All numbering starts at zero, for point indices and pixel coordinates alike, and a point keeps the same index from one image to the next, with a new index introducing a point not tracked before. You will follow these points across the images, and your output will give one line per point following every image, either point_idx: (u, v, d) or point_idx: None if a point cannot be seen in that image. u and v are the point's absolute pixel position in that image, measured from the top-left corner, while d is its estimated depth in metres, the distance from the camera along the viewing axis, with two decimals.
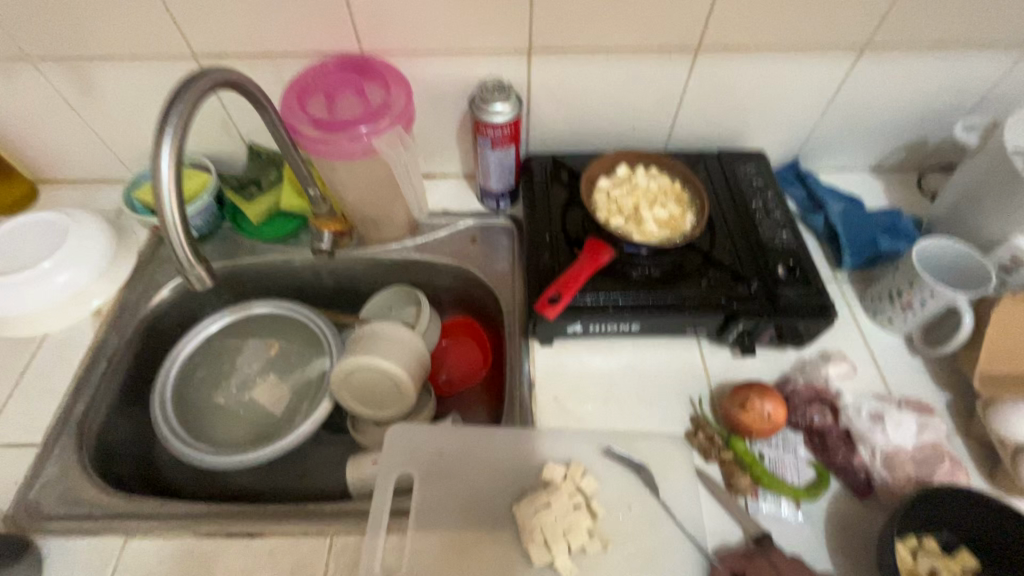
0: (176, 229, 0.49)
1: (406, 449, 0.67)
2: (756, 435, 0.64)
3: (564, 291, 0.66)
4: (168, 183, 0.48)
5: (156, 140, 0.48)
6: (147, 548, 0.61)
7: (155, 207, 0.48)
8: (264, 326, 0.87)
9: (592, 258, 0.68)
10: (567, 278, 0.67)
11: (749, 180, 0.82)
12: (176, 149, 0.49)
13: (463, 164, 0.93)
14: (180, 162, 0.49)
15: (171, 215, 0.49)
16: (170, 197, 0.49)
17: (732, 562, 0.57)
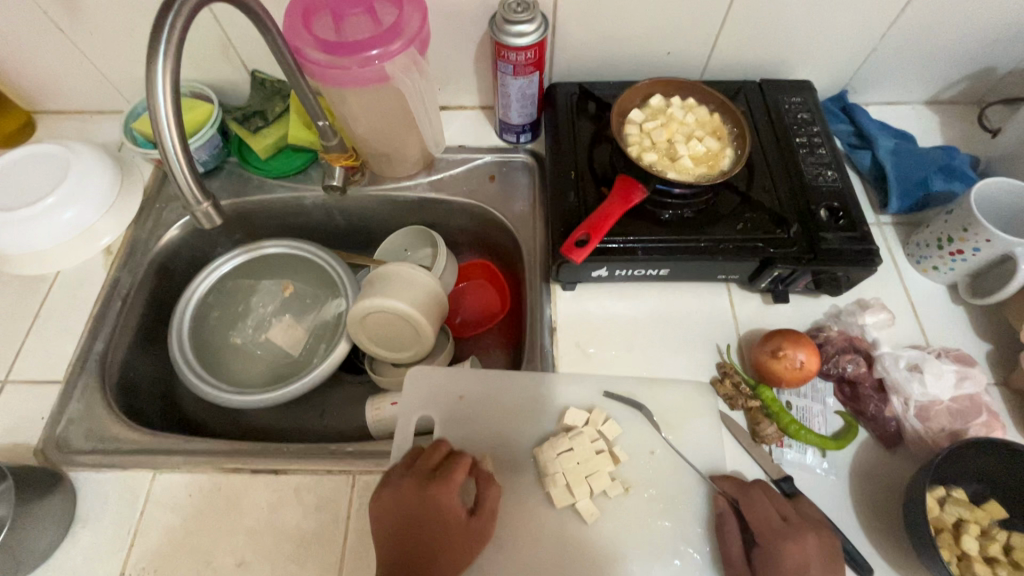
0: (178, 160, 0.46)
1: (426, 391, 0.66)
2: (786, 384, 0.62)
3: (594, 233, 0.62)
4: (166, 110, 0.44)
5: (149, 61, 0.44)
6: (175, 482, 0.62)
7: (154, 137, 0.44)
8: (277, 267, 0.85)
9: (624, 195, 0.63)
10: (596, 218, 0.63)
11: (794, 113, 0.75)
12: (171, 71, 0.44)
13: (480, 95, 0.87)
14: (177, 88, 0.45)
15: (172, 145, 0.45)
16: (169, 125, 0.44)
17: (728, 487, 0.58)
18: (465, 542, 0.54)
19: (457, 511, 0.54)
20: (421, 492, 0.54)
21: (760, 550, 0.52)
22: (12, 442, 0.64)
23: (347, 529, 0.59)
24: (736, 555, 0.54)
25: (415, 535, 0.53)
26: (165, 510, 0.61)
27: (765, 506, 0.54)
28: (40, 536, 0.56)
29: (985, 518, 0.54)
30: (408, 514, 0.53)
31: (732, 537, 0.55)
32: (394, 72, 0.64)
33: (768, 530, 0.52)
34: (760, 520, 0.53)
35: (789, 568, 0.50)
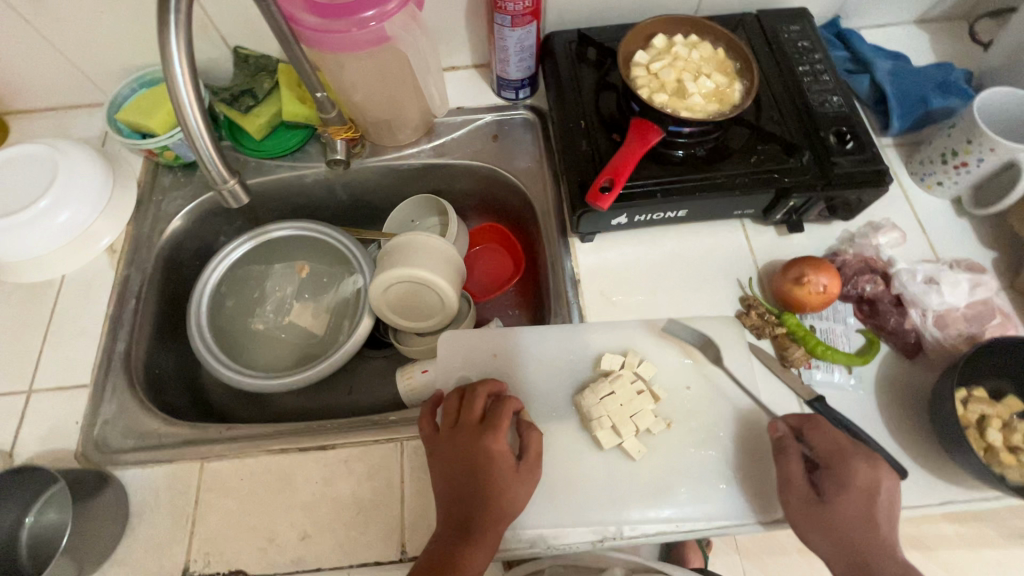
0: (204, 140, 0.44)
1: (461, 353, 0.67)
2: (809, 308, 0.64)
3: (616, 178, 0.62)
4: (186, 91, 0.42)
5: (162, 33, 0.41)
6: (224, 468, 0.62)
7: (177, 120, 0.43)
8: (287, 249, 0.84)
9: (641, 137, 0.63)
10: (616, 163, 0.62)
11: (795, 42, 0.74)
12: (184, 45, 0.42)
13: (473, 53, 0.84)
14: (193, 65, 0.42)
15: (197, 126, 0.43)
16: (191, 102, 0.43)
17: (789, 420, 0.59)
18: (516, 483, 0.55)
19: (503, 451, 0.56)
20: (469, 437, 0.56)
21: (833, 471, 0.53)
22: (49, 449, 0.63)
23: (402, 493, 0.60)
24: (797, 479, 0.54)
25: (466, 478, 0.55)
26: (219, 496, 0.61)
27: (832, 434, 0.56)
28: (99, 535, 0.56)
29: (1005, 412, 0.57)
30: (459, 458, 0.55)
31: (791, 457, 0.56)
32: (395, 31, 0.62)
33: (833, 450, 0.55)
34: (828, 443, 0.55)
35: (862, 487, 0.52)
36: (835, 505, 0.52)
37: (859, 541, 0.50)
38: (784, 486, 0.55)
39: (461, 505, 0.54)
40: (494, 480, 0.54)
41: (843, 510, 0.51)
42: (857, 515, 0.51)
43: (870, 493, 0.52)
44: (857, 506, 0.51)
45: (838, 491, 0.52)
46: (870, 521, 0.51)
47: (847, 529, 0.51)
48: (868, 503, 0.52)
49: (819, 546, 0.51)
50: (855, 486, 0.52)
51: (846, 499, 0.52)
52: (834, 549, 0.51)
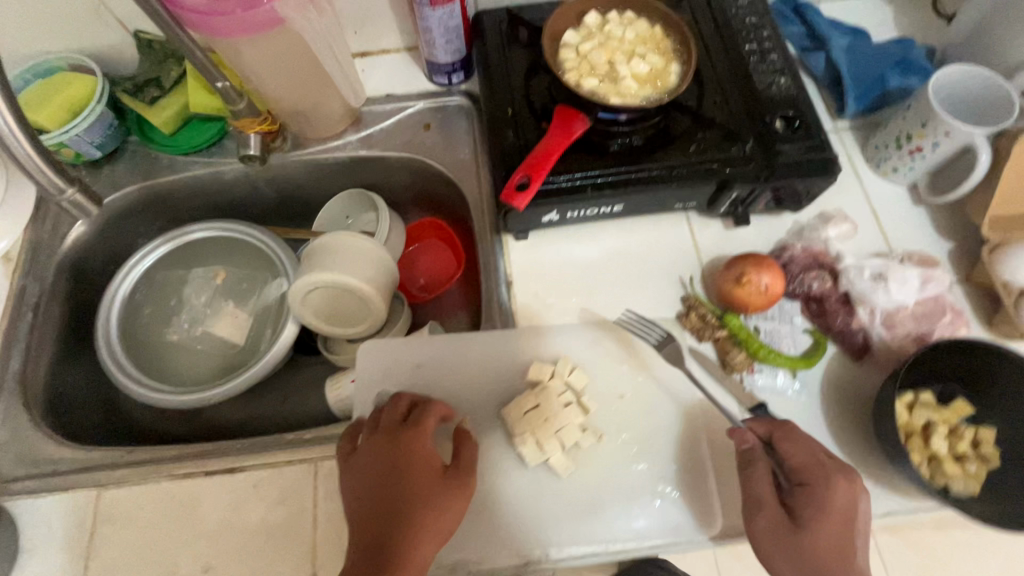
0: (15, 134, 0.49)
1: (384, 365, 0.62)
2: (751, 309, 0.60)
3: (534, 174, 0.57)
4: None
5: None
6: (123, 496, 0.58)
7: None
8: (206, 253, 0.78)
9: (565, 130, 0.58)
10: (536, 158, 0.58)
11: (743, 18, 0.68)
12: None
13: (402, 34, 0.78)
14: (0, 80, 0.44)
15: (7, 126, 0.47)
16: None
17: (760, 427, 0.53)
18: (442, 494, 0.50)
19: (426, 457, 0.52)
20: (390, 440, 0.53)
21: (810, 491, 0.49)
22: None
23: (315, 517, 0.57)
24: (767, 497, 0.50)
25: (385, 494, 0.50)
26: (119, 526, 0.57)
27: (804, 449, 0.51)
28: None
29: (951, 417, 0.54)
30: (381, 464, 0.51)
31: (759, 473, 0.51)
32: (288, 13, 0.55)
33: (807, 465, 0.50)
34: (804, 457, 0.51)
35: (839, 506, 0.48)
36: (809, 535, 0.47)
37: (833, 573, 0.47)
38: (754, 508, 0.50)
39: (386, 518, 0.49)
40: (415, 489, 0.50)
41: (819, 542, 0.47)
42: (834, 545, 0.47)
43: (846, 517, 0.48)
44: (832, 532, 0.48)
45: (814, 517, 0.48)
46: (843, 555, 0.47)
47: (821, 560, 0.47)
48: (843, 531, 0.48)
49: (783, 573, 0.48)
50: (832, 509, 0.48)
51: (823, 525, 0.48)
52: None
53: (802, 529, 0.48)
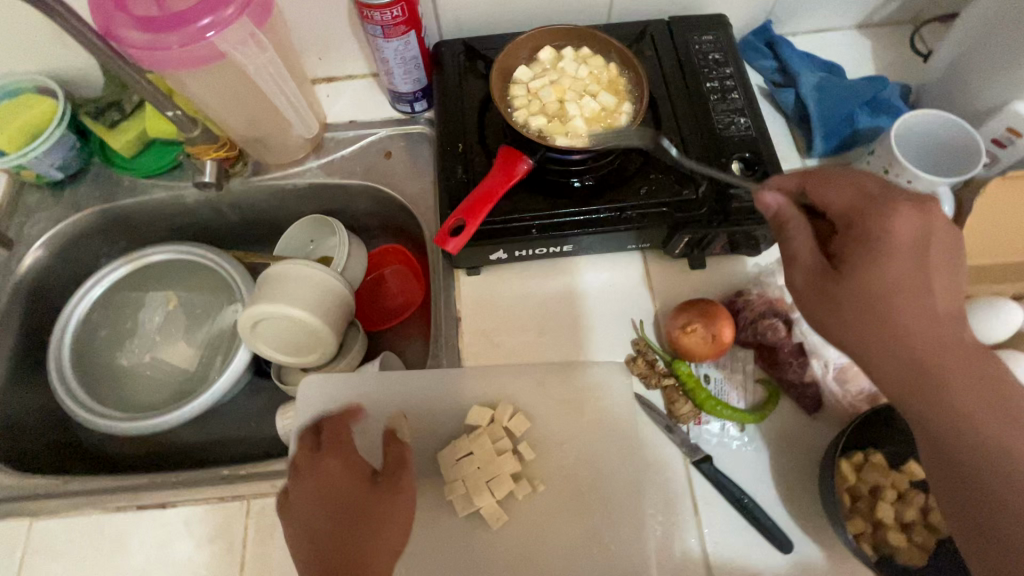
0: None
1: (324, 401, 0.61)
2: (701, 358, 0.58)
3: (470, 218, 0.56)
4: None
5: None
6: (54, 528, 0.57)
7: None
8: (165, 276, 0.78)
9: (505, 172, 0.56)
10: (472, 201, 0.56)
11: (706, 54, 0.67)
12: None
13: (367, 60, 0.77)
14: None
15: None
16: None
17: (786, 179, 0.44)
18: (385, 501, 0.49)
19: (358, 473, 0.50)
20: (314, 473, 0.50)
21: (857, 231, 0.39)
22: None
23: (243, 558, 0.56)
24: (805, 253, 0.41)
25: (329, 524, 0.47)
26: (47, 558, 0.56)
27: (845, 187, 0.41)
28: None
29: (901, 481, 0.52)
30: (314, 502, 0.48)
31: (797, 230, 0.41)
32: (228, 48, 0.55)
33: (851, 207, 0.40)
34: (848, 198, 0.40)
35: (905, 237, 0.38)
36: (870, 272, 0.38)
37: (924, 347, 0.37)
38: (787, 265, 0.42)
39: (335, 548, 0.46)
40: (357, 511, 0.48)
41: (906, 305, 0.38)
42: (916, 286, 0.38)
43: (920, 242, 0.38)
44: (897, 271, 0.38)
45: (875, 261, 0.38)
46: (938, 320, 0.38)
47: (908, 330, 0.38)
48: (932, 311, 0.38)
49: (880, 383, 0.39)
50: (897, 244, 0.38)
51: (885, 265, 0.38)
52: (899, 366, 0.38)
53: (850, 274, 0.39)
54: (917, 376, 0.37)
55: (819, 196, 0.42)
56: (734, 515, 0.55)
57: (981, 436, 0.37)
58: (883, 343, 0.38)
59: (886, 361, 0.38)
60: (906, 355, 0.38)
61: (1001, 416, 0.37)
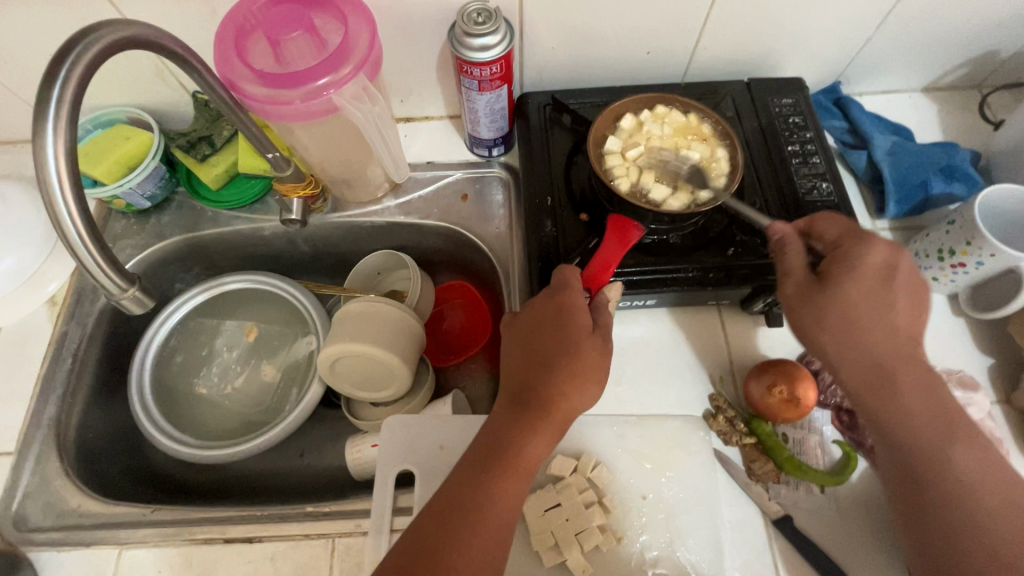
0: (79, 232, 0.40)
1: (406, 442, 0.63)
2: (781, 419, 0.59)
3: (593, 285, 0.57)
4: (58, 172, 0.38)
5: (36, 156, 0.38)
6: (143, 558, 0.59)
7: (48, 208, 0.39)
8: (240, 304, 0.80)
9: (620, 238, 0.58)
10: (592, 267, 0.57)
11: (786, 118, 0.70)
12: (67, 174, 0.39)
13: (447, 104, 0.80)
14: (72, 144, 0.39)
15: (70, 217, 0.39)
16: (64, 190, 0.39)
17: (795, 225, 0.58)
18: (586, 351, 0.50)
19: (574, 286, 0.53)
20: (547, 295, 0.53)
21: (840, 253, 0.53)
22: None
23: None
24: (796, 266, 0.54)
25: (533, 335, 0.51)
26: None
27: (835, 226, 0.55)
28: None
29: None
30: (532, 317, 0.52)
31: (790, 250, 0.55)
32: (343, 103, 0.57)
33: (838, 238, 0.54)
34: (835, 231, 0.55)
35: (874, 264, 0.51)
36: (841, 286, 0.51)
37: (879, 350, 0.50)
38: (783, 278, 0.54)
39: (533, 380, 0.49)
40: (560, 329, 0.51)
41: (869, 314, 0.50)
42: (877, 302, 0.50)
43: (885, 271, 0.51)
44: (867, 282, 0.51)
45: (848, 277, 0.51)
46: (893, 332, 0.50)
47: (867, 333, 0.50)
48: (888, 320, 0.50)
49: (843, 372, 0.51)
50: (864, 267, 0.51)
51: (850, 282, 0.51)
52: (860, 359, 0.50)
53: (829, 281, 0.51)
54: (875, 372, 0.50)
55: (817, 233, 0.56)
56: None
57: (911, 413, 0.49)
58: (841, 337, 0.50)
59: (849, 354, 0.51)
60: (863, 352, 0.50)
61: (935, 413, 0.49)
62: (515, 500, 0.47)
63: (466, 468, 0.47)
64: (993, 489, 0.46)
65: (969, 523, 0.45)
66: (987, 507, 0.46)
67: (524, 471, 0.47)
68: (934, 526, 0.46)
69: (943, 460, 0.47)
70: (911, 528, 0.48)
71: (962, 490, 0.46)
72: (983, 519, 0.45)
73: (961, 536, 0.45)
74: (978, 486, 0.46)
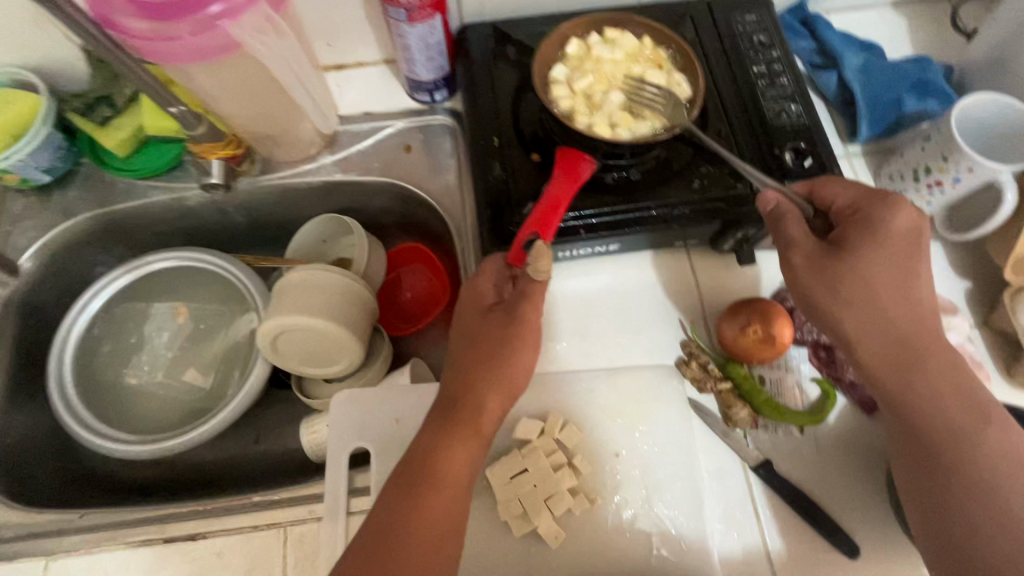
0: None
1: (358, 419, 0.57)
2: (758, 359, 0.55)
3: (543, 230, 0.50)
4: None
5: None
6: (73, 567, 0.53)
7: None
8: (169, 285, 0.73)
9: (569, 175, 0.52)
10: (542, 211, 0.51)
11: (750, 35, 0.63)
12: None
13: (380, 45, 0.71)
14: None
15: None
16: None
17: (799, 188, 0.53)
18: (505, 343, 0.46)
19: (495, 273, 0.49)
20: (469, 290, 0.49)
21: (860, 217, 0.49)
22: None
23: None
24: (802, 236, 0.49)
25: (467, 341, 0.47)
26: None
27: (848, 189, 0.51)
28: None
29: None
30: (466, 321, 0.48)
31: (790, 220, 0.50)
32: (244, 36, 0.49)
33: (852, 203, 0.50)
34: (850, 193, 0.50)
35: (902, 231, 0.48)
36: (858, 255, 0.48)
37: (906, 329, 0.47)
38: (786, 250, 0.50)
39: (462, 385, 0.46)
40: (477, 324, 0.48)
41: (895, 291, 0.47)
42: (901, 269, 0.48)
43: (910, 236, 0.48)
44: (895, 248, 0.48)
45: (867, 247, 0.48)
46: (914, 296, 0.48)
47: (890, 311, 0.47)
48: (915, 297, 0.48)
49: (864, 346, 0.48)
50: (892, 234, 0.48)
51: (872, 252, 0.48)
52: (881, 335, 0.47)
53: (849, 250, 0.48)
54: (897, 352, 0.47)
55: (820, 195, 0.52)
56: (798, 521, 0.53)
57: (931, 392, 0.47)
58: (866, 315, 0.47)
59: (868, 326, 0.47)
60: (890, 330, 0.47)
61: (952, 391, 0.47)
62: (440, 522, 0.43)
63: (387, 496, 0.44)
64: (1003, 453, 0.45)
65: (984, 502, 0.44)
66: (998, 481, 0.44)
67: (447, 492, 0.44)
68: (953, 507, 0.44)
69: (966, 443, 0.45)
70: (929, 513, 0.46)
71: (983, 470, 0.45)
72: (1000, 487, 0.44)
73: (973, 505, 0.44)
74: (996, 465, 0.45)
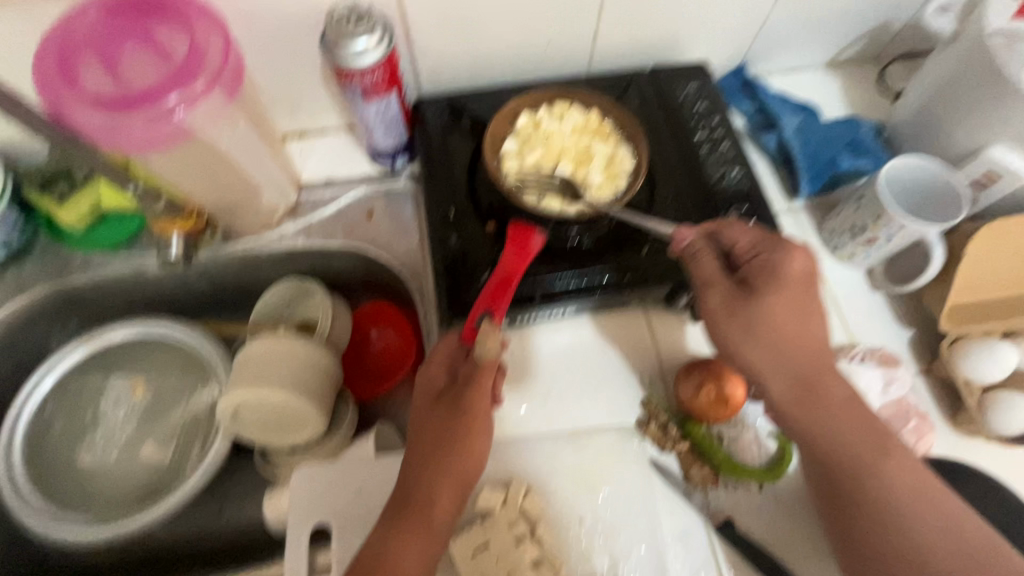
0: None
1: (319, 496, 0.56)
2: (714, 418, 0.57)
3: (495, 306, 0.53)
4: None
5: None
6: None
7: None
8: (127, 356, 0.72)
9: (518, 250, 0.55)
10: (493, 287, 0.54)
11: (691, 104, 0.67)
12: None
13: (342, 114, 0.73)
14: None
15: None
16: None
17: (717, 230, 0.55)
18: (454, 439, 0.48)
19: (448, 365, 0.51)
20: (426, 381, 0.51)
21: (760, 262, 0.51)
22: None
23: None
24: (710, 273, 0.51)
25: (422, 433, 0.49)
26: None
27: (748, 231, 0.53)
28: None
29: None
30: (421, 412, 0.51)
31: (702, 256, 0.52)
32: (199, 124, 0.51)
33: (753, 245, 0.52)
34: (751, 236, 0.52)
35: (797, 273, 0.50)
36: (765, 299, 0.49)
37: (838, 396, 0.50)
38: (704, 287, 0.52)
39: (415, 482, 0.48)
40: (430, 416, 0.50)
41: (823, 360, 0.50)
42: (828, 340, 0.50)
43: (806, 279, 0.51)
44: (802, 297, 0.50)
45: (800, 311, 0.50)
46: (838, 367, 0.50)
47: (820, 378, 0.50)
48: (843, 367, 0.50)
49: (795, 409, 0.50)
50: (788, 276, 0.50)
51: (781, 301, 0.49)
52: (814, 403, 0.50)
53: (753, 294, 0.50)
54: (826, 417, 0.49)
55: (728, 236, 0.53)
56: None
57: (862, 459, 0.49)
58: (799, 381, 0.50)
59: (777, 370, 0.50)
60: (821, 397, 0.50)
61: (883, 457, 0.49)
62: None
63: None
64: (927, 516, 0.47)
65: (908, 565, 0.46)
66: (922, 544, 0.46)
67: None
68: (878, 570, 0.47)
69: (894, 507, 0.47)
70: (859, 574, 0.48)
71: (909, 534, 0.47)
72: (924, 550, 0.46)
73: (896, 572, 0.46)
74: (921, 530, 0.47)
